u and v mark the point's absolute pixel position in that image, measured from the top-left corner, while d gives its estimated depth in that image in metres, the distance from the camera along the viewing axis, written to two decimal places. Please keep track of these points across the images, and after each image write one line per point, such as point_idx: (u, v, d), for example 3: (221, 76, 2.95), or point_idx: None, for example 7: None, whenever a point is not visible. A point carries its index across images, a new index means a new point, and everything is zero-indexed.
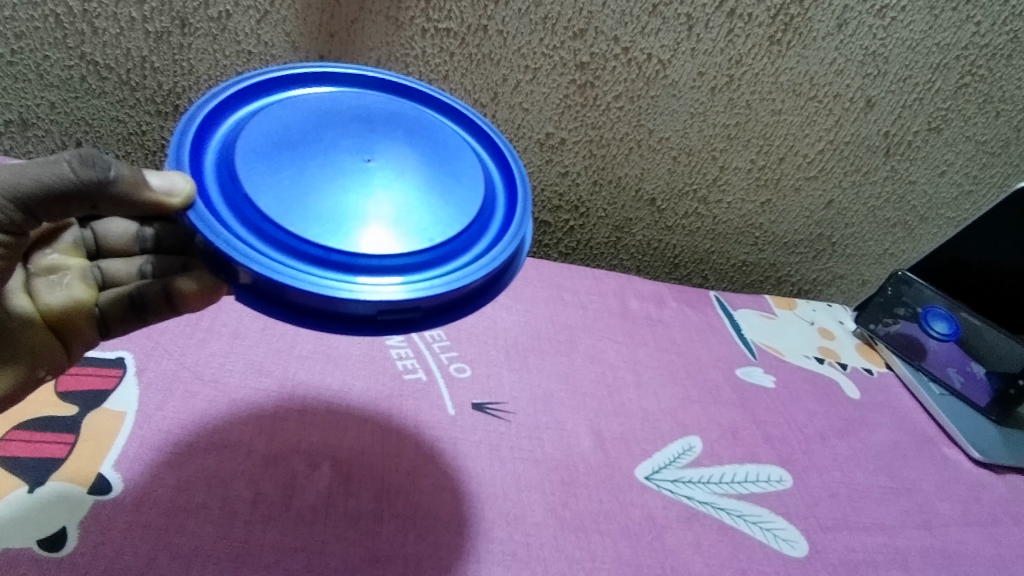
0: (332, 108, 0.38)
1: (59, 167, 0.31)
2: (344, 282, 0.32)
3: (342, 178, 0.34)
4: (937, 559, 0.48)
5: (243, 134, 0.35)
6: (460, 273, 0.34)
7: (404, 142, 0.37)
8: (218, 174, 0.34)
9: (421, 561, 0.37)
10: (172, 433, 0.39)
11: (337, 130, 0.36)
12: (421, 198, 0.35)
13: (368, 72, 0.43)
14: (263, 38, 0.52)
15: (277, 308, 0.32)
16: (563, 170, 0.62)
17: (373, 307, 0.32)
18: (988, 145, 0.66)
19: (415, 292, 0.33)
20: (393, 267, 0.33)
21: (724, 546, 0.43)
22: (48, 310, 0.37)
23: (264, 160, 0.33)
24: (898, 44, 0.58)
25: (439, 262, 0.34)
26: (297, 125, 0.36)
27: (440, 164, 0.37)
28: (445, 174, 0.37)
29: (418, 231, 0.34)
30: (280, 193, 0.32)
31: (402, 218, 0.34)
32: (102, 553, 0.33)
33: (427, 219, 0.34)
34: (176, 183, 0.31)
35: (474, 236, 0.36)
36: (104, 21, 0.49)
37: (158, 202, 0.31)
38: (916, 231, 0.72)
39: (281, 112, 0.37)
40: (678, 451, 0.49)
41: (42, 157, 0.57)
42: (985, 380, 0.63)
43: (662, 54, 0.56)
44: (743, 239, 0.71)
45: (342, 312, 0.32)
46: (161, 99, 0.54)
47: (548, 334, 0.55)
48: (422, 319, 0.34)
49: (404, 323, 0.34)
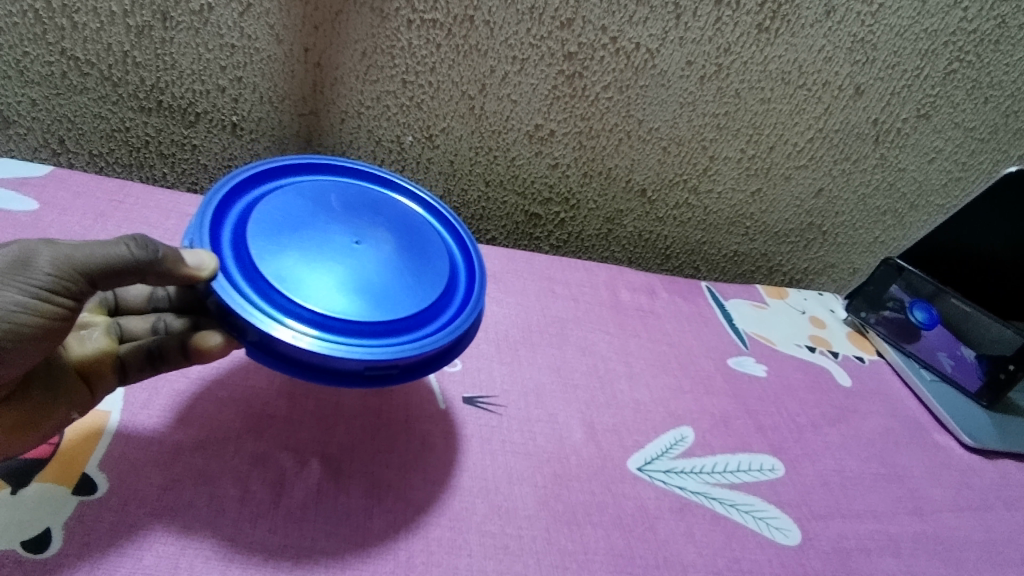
0: (325, 196, 0.41)
1: (117, 248, 0.31)
2: (331, 340, 0.34)
3: (334, 258, 0.37)
4: (931, 546, 0.48)
5: (254, 218, 0.38)
6: (431, 336, 0.37)
7: (384, 228, 0.41)
8: (235, 245, 0.36)
9: (412, 556, 0.36)
10: (159, 431, 0.39)
11: (329, 215, 0.40)
12: (398, 276, 0.38)
13: (354, 162, 0.47)
14: (247, 31, 0.51)
15: (278, 360, 0.33)
16: (552, 161, 0.62)
17: (362, 365, 0.34)
18: (976, 131, 0.66)
19: (399, 351, 0.35)
20: (377, 331, 0.36)
21: (716, 535, 0.43)
22: (77, 361, 0.36)
23: (272, 241, 0.37)
24: (886, 31, 0.58)
25: (413, 328, 0.37)
26: (298, 212, 0.39)
27: (414, 245, 0.41)
28: (418, 257, 0.40)
29: (395, 303, 0.37)
30: (284, 267, 0.35)
31: (383, 292, 0.37)
32: (87, 553, 0.32)
33: (404, 293, 0.38)
34: (203, 259, 0.33)
35: (443, 306, 0.39)
36: (84, 16, 0.49)
37: (189, 276, 0.32)
38: (906, 218, 0.72)
39: (285, 197, 0.40)
40: (670, 441, 0.49)
41: (26, 156, 0.56)
42: (975, 364, 0.62)
43: (650, 43, 0.55)
44: (734, 230, 0.70)
45: (331, 366, 0.34)
46: (144, 95, 0.53)
47: (538, 327, 0.55)
48: (400, 374, 0.36)
49: (384, 378, 0.35)
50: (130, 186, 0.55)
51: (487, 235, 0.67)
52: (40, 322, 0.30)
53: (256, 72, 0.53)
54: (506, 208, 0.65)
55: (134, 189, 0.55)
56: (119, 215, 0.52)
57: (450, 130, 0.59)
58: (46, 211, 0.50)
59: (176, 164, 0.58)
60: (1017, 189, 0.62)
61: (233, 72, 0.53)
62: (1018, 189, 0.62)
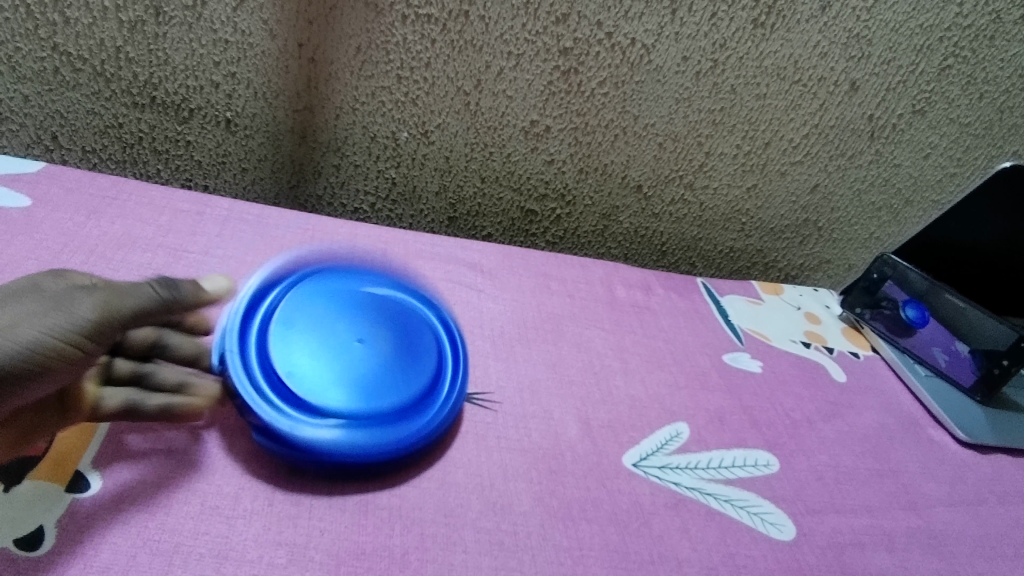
0: (337, 288, 0.45)
1: (145, 288, 0.34)
2: (316, 427, 0.38)
3: (334, 353, 0.41)
4: (925, 540, 0.48)
5: (273, 312, 0.42)
6: (413, 434, 0.40)
7: (383, 318, 0.45)
8: (255, 341, 0.40)
9: (407, 553, 0.36)
10: (152, 428, 0.39)
11: (333, 307, 0.44)
12: (392, 370, 0.42)
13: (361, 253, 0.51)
14: (239, 26, 0.51)
15: (272, 445, 0.38)
16: (549, 157, 0.62)
17: (340, 451, 0.38)
18: (971, 127, 0.66)
19: (378, 447, 0.38)
20: (360, 430, 0.38)
21: (711, 531, 0.43)
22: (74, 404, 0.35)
23: (285, 338, 0.41)
24: (882, 27, 0.58)
25: (400, 422, 0.40)
26: (312, 306, 0.43)
27: (409, 334, 0.44)
28: (412, 348, 0.44)
29: (381, 396, 0.40)
30: (291, 363, 0.40)
31: (370, 385, 0.40)
32: (80, 551, 0.32)
33: (394, 390, 0.41)
34: (218, 283, 0.41)
35: (428, 398, 0.42)
36: (75, 11, 0.48)
37: (192, 299, 0.37)
38: (901, 214, 0.72)
39: (302, 291, 0.44)
40: (666, 437, 0.49)
41: (18, 152, 0.55)
42: (968, 359, 0.62)
43: (646, 39, 0.55)
44: (730, 226, 0.70)
45: (312, 453, 0.38)
46: (138, 91, 0.53)
47: (534, 323, 0.55)
48: (377, 467, 0.39)
49: (362, 470, 0.39)
50: (124, 182, 0.55)
51: (483, 231, 0.67)
52: (81, 349, 0.31)
53: (250, 67, 0.53)
54: (502, 204, 0.65)
55: (127, 186, 0.55)
56: (113, 211, 0.52)
57: (445, 126, 0.59)
58: (40, 207, 0.49)
59: (170, 160, 0.58)
60: (1002, 187, 0.62)
61: (227, 68, 0.53)
62: (1003, 187, 0.62)
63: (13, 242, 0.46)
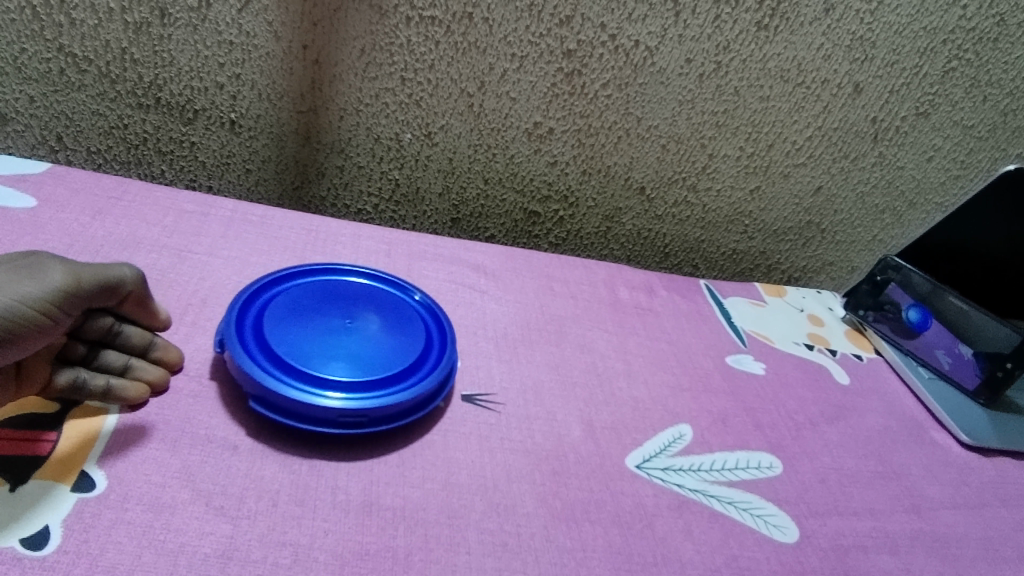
0: (333, 291, 0.48)
1: (107, 270, 0.38)
2: (313, 393, 0.40)
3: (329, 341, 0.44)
4: (928, 543, 0.48)
5: (271, 311, 0.45)
6: (399, 384, 0.42)
7: (376, 314, 0.47)
8: (254, 330, 0.43)
9: (410, 553, 0.36)
10: (157, 429, 0.39)
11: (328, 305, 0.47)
12: (381, 350, 0.44)
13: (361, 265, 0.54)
14: (244, 28, 0.51)
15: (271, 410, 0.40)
16: (552, 159, 0.62)
17: (335, 413, 0.40)
18: (975, 129, 0.66)
19: (371, 403, 0.40)
20: (352, 391, 0.41)
21: (714, 533, 0.43)
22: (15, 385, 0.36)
23: (281, 329, 0.44)
24: (885, 29, 0.58)
25: (390, 381, 0.42)
26: (308, 307, 0.46)
27: (400, 326, 0.47)
28: (400, 333, 0.46)
29: (372, 371, 0.42)
30: (286, 347, 0.42)
31: (362, 365, 0.43)
32: (85, 551, 0.32)
33: (382, 364, 0.43)
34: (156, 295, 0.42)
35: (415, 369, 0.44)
36: (82, 12, 0.49)
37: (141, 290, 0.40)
38: (905, 217, 0.71)
39: (300, 294, 0.47)
40: (669, 439, 0.49)
41: (23, 152, 0.55)
42: (972, 362, 0.62)
43: (650, 41, 0.56)
44: (733, 228, 0.70)
45: (310, 415, 0.40)
46: (143, 91, 0.53)
47: (537, 325, 0.55)
48: (370, 421, 0.41)
49: (357, 424, 0.40)
50: (129, 183, 0.55)
51: (486, 233, 0.66)
52: (45, 310, 0.34)
53: (255, 68, 0.53)
54: (505, 205, 0.65)
55: (132, 187, 0.55)
56: (118, 212, 0.52)
57: (449, 127, 0.59)
58: (45, 208, 0.50)
59: (174, 161, 0.58)
60: (996, 196, 0.63)
61: (232, 69, 0.53)
62: (996, 195, 0.63)
63: (18, 243, 0.46)
